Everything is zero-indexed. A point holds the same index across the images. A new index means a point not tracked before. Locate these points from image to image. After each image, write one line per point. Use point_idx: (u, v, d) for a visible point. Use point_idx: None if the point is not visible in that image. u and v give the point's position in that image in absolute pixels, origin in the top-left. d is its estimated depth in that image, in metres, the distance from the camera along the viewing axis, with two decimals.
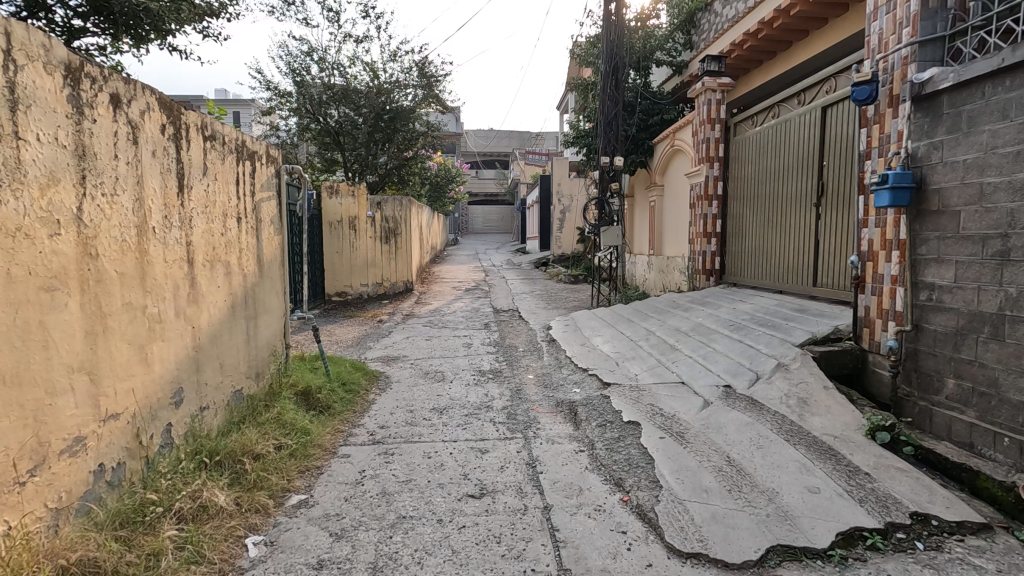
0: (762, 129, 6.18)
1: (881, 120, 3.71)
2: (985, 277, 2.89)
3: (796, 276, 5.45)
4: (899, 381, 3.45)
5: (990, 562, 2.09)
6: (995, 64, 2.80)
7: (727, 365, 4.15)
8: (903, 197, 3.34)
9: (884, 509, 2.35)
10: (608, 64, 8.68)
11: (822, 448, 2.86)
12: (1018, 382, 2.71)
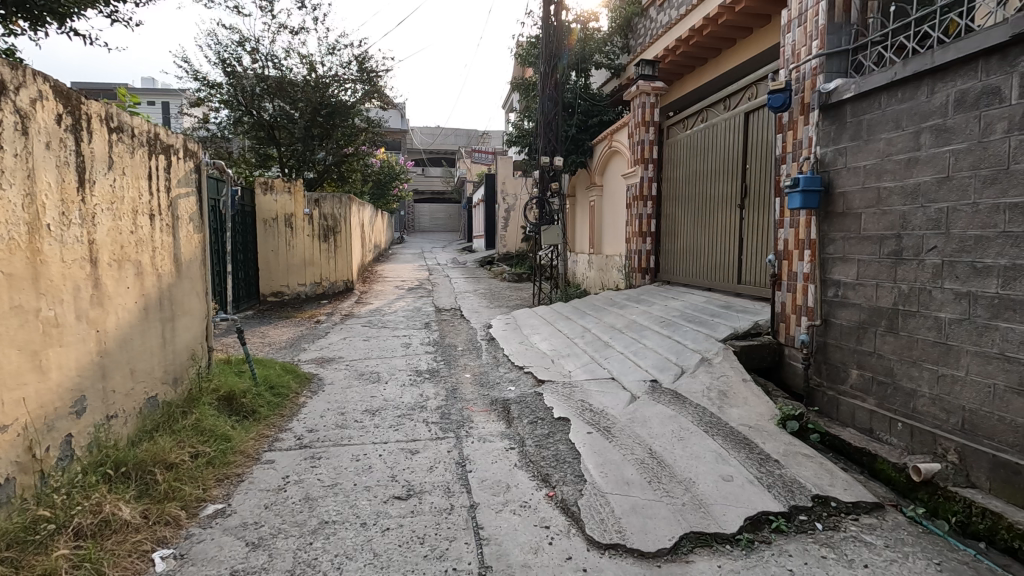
0: (692, 132, 6.42)
1: (794, 127, 3.93)
2: (882, 275, 3.12)
3: (723, 274, 5.71)
4: (810, 372, 3.67)
5: (879, 538, 2.27)
6: (889, 78, 3.04)
7: (655, 360, 4.29)
8: (813, 199, 3.56)
9: (790, 494, 2.49)
10: (547, 65, 8.82)
11: (737, 438, 3.01)
12: (909, 371, 2.95)
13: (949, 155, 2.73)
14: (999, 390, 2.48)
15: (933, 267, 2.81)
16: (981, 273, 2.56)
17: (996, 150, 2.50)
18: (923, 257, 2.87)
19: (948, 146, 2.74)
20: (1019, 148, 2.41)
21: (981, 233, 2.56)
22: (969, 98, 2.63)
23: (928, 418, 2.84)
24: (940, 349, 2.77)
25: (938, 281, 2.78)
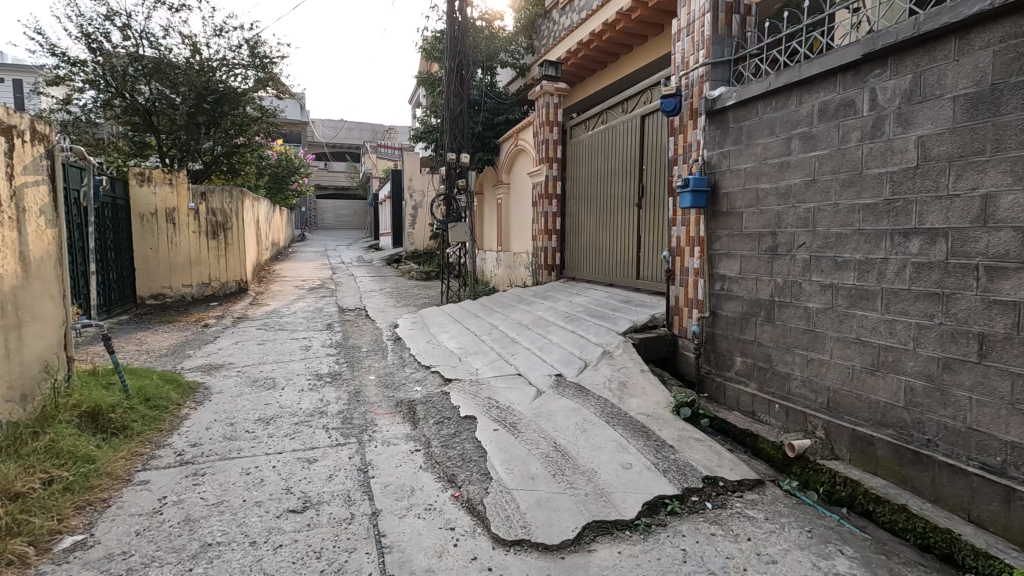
0: (593, 133, 6.62)
1: (684, 130, 4.17)
2: (761, 269, 3.39)
3: (623, 271, 5.96)
4: (701, 361, 3.93)
5: (760, 512, 2.45)
6: (764, 88, 3.30)
7: (560, 355, 4.38)
8: (701, 199, 3.80)
9: (683, 477, 2.63)
10: (452, 61, 8.74)
11: (636, 427, 3.14)
12: (784, 356, 3.23)
13: (815, 160, 3.02)
14: (856, 370, 2.78)
15: (803, 262, 3.09)
16: (842, 267, 2.86)
17: (852, 156, 2.79)
18: (795, 252, 3.15)
19: (814, 152, 3.02)
20: (869, 155, 2.70)
21: (841, 230, 2.85)
22: (830, 108, 2.91)
23: (800, 399, 3.13)
24: (809, 336, 3.06)
25: (807, 274, 3.06)
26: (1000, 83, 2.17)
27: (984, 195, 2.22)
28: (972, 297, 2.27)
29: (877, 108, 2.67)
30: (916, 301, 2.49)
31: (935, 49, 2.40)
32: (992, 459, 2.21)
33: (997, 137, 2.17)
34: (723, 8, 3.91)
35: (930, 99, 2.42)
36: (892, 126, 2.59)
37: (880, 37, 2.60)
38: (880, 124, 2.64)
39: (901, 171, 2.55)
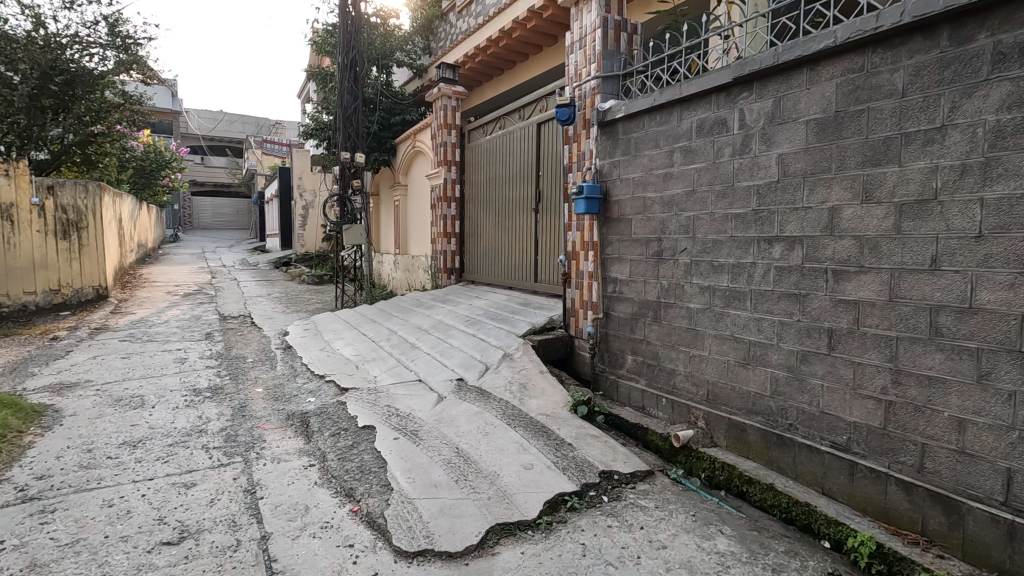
0: (491, 138, 6.69)
1: (578, 139, 4.35)
2: (649, 273, 3.63)
3: (521, 274, 6.08)
4: (596, 360, 4.11)
5: (651, 501, 2.62)
6: (650, 102, 3.53)
7: (461, 359, 4.37)
8: (595, 205, 3.99)
9: (581, 473, 2.74)
10: (345, 56, 8.42)
11: (537, 427, 3.21)
12: (670, 353, 3.47)
13: (694, 172, 3.28)
14: (731, 364, 3.06)
15: (685, 265, 3.35)
16: (717, 270, 3.13)
17: (725, 169, 3.07)
18: (678, 257, 3.40)
19: (693, 165, 3.28)
20: (739, 169, 2.99)
21: (717, 237, 3.13)
22: (706, 125, 3.18)
23: (683, 392, 3.38)
24: (691, 334, 3.32)
25: (688, 277, 3.32)
26: (842, 110, 2.49)
27: (831, 208, 2.54)
28: (823, 297, 2.59)
29: (745, 127, 2.95)
30: (779, 301, 2.79)
31: (791, 77, 2.71)
32: (840, 438, 2.53)
33: (840, 157, 2.50)
34: (612, 25, 4.13)
35: (788, 121, 2.73)
36: (758, 143, 2.89)
37: (747, 64, 2.88)
38: (748, 142, 2.93)
39: (765, 184, 2.85)
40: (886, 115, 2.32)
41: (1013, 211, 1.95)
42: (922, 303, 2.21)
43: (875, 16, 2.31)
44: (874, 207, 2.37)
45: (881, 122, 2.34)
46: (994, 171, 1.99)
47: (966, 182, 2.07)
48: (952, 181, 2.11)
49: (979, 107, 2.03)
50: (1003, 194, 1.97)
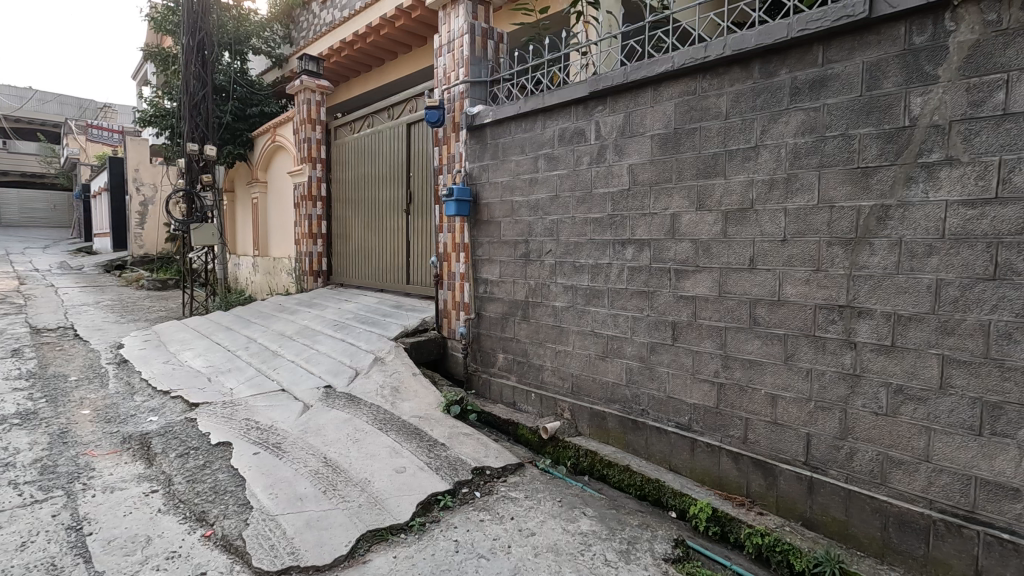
0: (359, 136, 6.48)
1: (447, 142, 4.38)
2: (517, 273, 3.79)
3: (392, 276, 5.96)
4: (469, 359, 4.19)
5: (521, 492, 2.73)
6: (516, 110, 3.68)
7: (329, 365, 4.19)
8: (465, 208, 4.06)
9: (453, 471, 2.77)
10: (190, 38, 7.70)
11: (409, 429, 3.18)
12: (538, 350, 3.66)
13: (556, 178, 3.48)
14: (592, 357, 3.30)
15: (550, 266, 3.55)
16: (579, 270, 3.36)
17: (584, 176, 3.30)
18: (544, 258, 3.59)
19: (555, 171, 3.48)
20: (596, 176, 3.23)
21: (578, 239, 3.35)
22: (567, 134, 3.39)
23: (550, 386, 3.58)
24: (557, 330, 3.52)
25: (553, 277, 3.52)
26: (679, 127, 2.80)
27: (672, 214, 2.85)
28: (667, 294, 2.90)
29: (600, 138, 3.20)
30: (632, 298, 3.07)
31: (638, 95, 2.99)
32: (683, 418, 2.85)
33: (679, 169, 2.81)
34: (479, 32, 4.23)
35: (636, 134, 3.01)
36: (611, 154, 3.15)
37: (601, 79, 3.12)
38: (604, 152, 3.18)
39: (618, 192, 3.12)
40: (714, 133, 2.66)
41: (807, 219, 2.34)
42: (744, 297, 2.57)
43: (704, 46, 2.64)
44: (706, 214, 2.70)
45: (710, 140, 2.67)
46: (793, 186, 2.38)
47: (773, 195, 2.45)
48: (764, 193, 2.48)
49: (782, 132, 2.41)
50: (801, 204, 2.36)
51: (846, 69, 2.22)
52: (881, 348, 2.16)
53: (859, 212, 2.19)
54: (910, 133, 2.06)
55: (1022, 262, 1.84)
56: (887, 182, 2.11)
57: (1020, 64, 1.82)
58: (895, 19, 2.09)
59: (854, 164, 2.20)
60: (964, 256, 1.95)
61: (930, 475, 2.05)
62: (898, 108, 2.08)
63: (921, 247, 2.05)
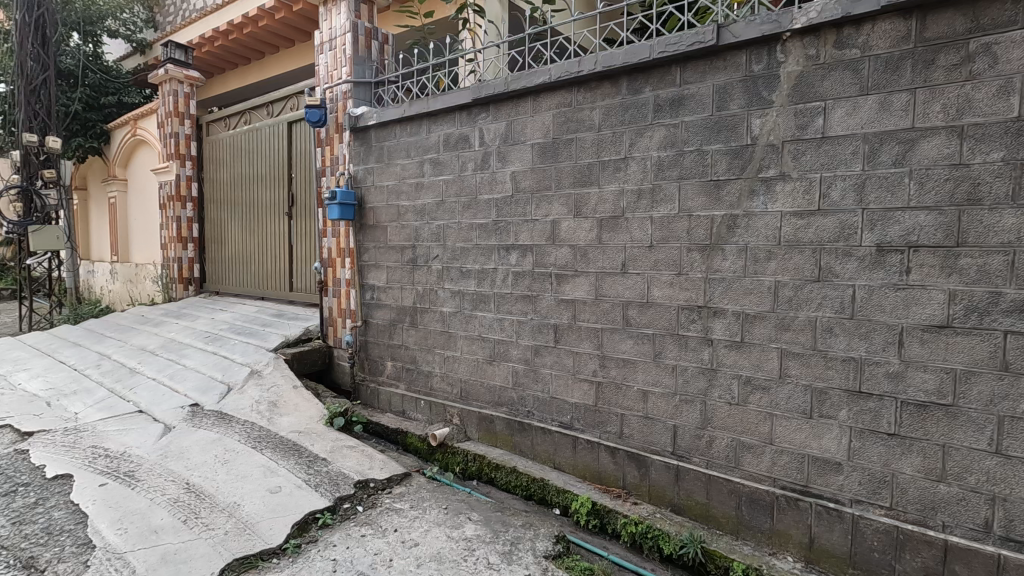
0: (235, 133, 6.03)
1: (331, 143, 4.21)
2: (405, 279, 3.73)
3: (274, 282, 5.61)
4: (355, 369, 4.06)
5: (406, 502, 2.67)
6: (401, 113, 3.63)
7: (196, 381, 3.84)
8: (349, 212, 3.92)
9: (334, 487, 2.65)
10: (27, 14, 6.71)
11: (287, 446, 3.00)
12: (426, 356, 3.63)
13: (442, 183, 3.47)
14: (479, 362, 3.33)
15: (437, 271, 3.53)
16: (465, 276, 3.38)
17: (469, 182, 3.32)
18: (431, 263, 3.57)
19: (441, 176, 3.47)
20: (480, 183, 3.27)
21: (464, 245, 3.37)
22: (452, 140, 3.40)
23: (440, 393, 3.56)
24: (444, 336, 3.51)
25: (441, 283, 3.51)
26: (557, 137, 2.91)
27: (552, 220, 2.95)
28: (549, 297, 3.00)
29: (483, 144, 3.24)
30: (516, 302, 3.14)
31: (518, 104, 3.07)
32: (565, 418, 2.96)
33: (557, 178, 2.92)
34: (363, 32, 4.11)
35: (518, 143, 3.08)
36: (495, 161, 3.20)
37: (483, 87, 3.16)
38: (487, 159, 3.23)
39: (502, 198, 3.17)
40: (588, 144, 2.80)
41: (670, 227, 2.53)
42: (618, 300, 2.72)
43: (578, 61, 2.77)
44: (583, 221, 2.83)
45: (585, 150, 2.81)
46: (658, 196, 2.56)
47: (641, 204, 2.62)
48: (633, 202, 2.65)
49: (647, 145, 2.59)
50: (664, 213, 2.54)
51: (699, 90, 2.43)
52: (732, 344, 2.39)
53: (712, 221, 2.41)
54: (751, 151, 2.30)
55: (839, 266, 2.12)
56: (735, 194, 2.34)
57: (835, 94, 2.10)
58: (736, 48, 2.33)
59: (708, 177, 2.41)
60: (796, 261, 2.21)
61: (774, 455, 2.29)
62: (741, 128, 2.32)
63: (763, 253, 2.29)
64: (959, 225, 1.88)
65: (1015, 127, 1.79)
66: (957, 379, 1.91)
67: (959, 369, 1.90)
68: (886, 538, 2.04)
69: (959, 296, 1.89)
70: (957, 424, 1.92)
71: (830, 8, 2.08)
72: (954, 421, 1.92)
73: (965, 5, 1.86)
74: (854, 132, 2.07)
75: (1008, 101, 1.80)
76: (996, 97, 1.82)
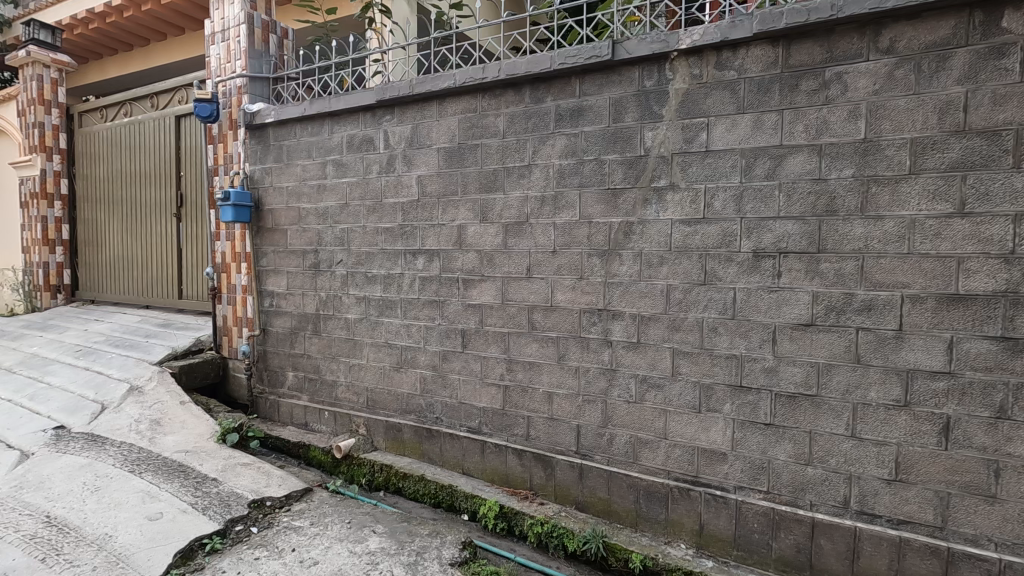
0: (113, 125, 5.48)
1: (224, 140, 3.94)
2: (307, 285, 3.56)
3: (160, 289, 5.15)
4: (253, 381, 3.82)
5: (306, 520, 2.55)
6: (301, 111, 3.47)
7: (63, 401, 3.43)
8: (245, 214, 3.69)
9: (225, 509, 2.47)
10: None
11: (171, 467, 2.76)
12: (330, 365, 3.49)
13: (345, 185, 3.36)
14: (386, 369, 3.25)
15: (341, 277, 3.41)
16: (371, 281, 3.29)
17: (374, 185, 3.24)
18: (334, 269, 3.44)
19: (344, 178, 3.36)
20: (386, 186, 3.20)
21: (369, 249, 3.28)
22: (355, 141, 3.30)
23: (345, 403, 3.44)
24: (350, 343, 3.40)
25: (345, 288, 3.39)
26: (463, 143, 2.92)
27: (459, 225, 2.95)
28: (456, 302, 2.99)
29: (388, 147, 3.18)
30: (423, 307, 3.10)
31: (424, 107, 3.04)
32: (474, 422, 2.96)
33: (463, 183, 2.93)
34: (259, 24, 3.88)
35: (423, 147, 3.05)
36: (400, 164, 3.14)
37: (387, 89, 3.10)
38: (392, 162, 3.16)
39: (408, 202, 3.12)
40: (493, 151, 2.82)
41: (572, 233, 2.61)
42: (523, 304, 2.77)
43: (482, 67, 2.79)
44: (489, 226, 2.85)
45: (490, 156, 2.83)
46: (560, 203, 2.64)
47: (544, 210, 2.68)
48: (537, 209, 2.70)
49: (550, 153, 2.66)
50: (566, 219, 2.62)
51: (596, 102, 2.53)
52: (630, 345, 2.50)
53: (610, 227, 2.52)
54: (645, 161, 2.43)
55: (722, 271, 2.29)
56: (630, 203, 2.47)
57: (716, 112, 2.28)
58: (630, 64, 2.45)
59: (606, 186, 2.52)
60: (685, 266, 2.36)
61: (668, 449, 2.43)
62: (635, 140, 2.45)
63: (656, 258, 2.42)
64: (820, 233, 2.10)
65: (862, 148, 2.02)
66: (820, 371, 2.12)
67: (822, 362, 2.12)
68: (764, 519, 2.22)
69: (821, 297, 2.11)
70: (820, 412, 2.13)
71: (710, 32, 2.25)
72: (819, 409, 2.13)
73: (821, 37, 2.09)
74: (733, 147, 2.25)
75: (857, 124, 2.03)
76: (847, 121, 2.04)
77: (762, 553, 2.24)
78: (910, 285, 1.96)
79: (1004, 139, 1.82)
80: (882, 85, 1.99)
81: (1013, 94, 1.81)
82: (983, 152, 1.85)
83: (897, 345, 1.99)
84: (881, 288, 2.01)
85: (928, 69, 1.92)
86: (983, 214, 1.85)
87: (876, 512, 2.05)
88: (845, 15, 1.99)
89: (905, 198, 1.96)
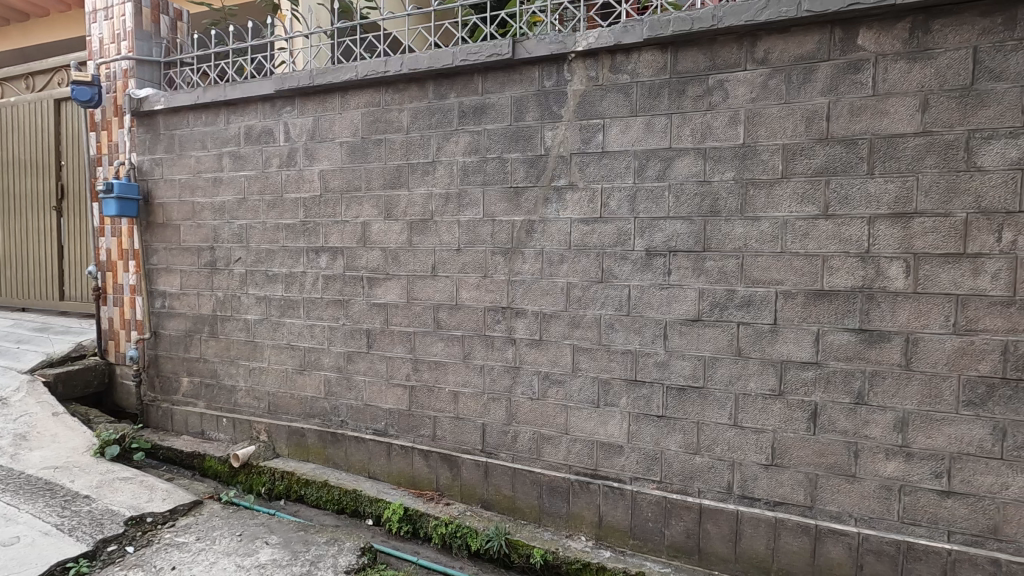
0: None
1: (108, 127, 3.64)
2: (202, 284, 3.34)
3: (37, 290, 4.68)
4: (143, 387, 3.55)
5: (190, 535, 2.38)
6: (193, 99, 3.24)
7: None
8: (131, 208, 3.41)
9: (96, 529, 2.27)
10: None
11: (36, 486, 2.50)
12: (228, 369, 3.29)
13: (243, 178, 3.18)
14: (288, 372, 3.11)
15: (239, 275, 3.23)
16: (271, 280, 3.13)
17: (274, 180, 3.09)
18: (232, 267, 3.25)
19: (242, 171, 3.18)
20: (287, 180, 3.06)
21: (270, 247, 3.12)
22: (254, 133, 3.13)
23: (244, 408, 3.26)
24: (249, 346, 3.22)
25: (244, 287, 3.21)
26: (366, 137, 2.84)
27: (362, 222, 2.87)
28: (361, 301, 2.90)
29: (289, 139, 3.04)
30: (327, 307, 2.99)
31: (326, 99, 2.93)
32: (379, 424, 2.89)
33: (366, 178, 2.84)
34: (148, 4, 3.57)
35: (326, 140, 2.94)
36: (301, 158, 3.01)
37: (286, 79, 2.96)
38: (293, 155, 3.03)
39: (310, 197, 3.00)
40: (397, 146, 2.77)
41: (476, 231, 2.60)
42: (428, 303, 2.73)
43: (385, 61, 2.71)
44: (393, 223, 2.79)
45: (394, 152, 2.77)
46: (464, 201, 2.62)
47: (449, 208, 2.66)
48: (441, 206, 2.67)
49: (454, 150, 2.63)
50: (470, 217, 2.61)
51: (499, 100, 2.53)
52: (532, 342, 2.53)
53: (513, 225, 2.53)
54: (546, 160, 2.46)
55: (618, 269, 2.35)
56: (532, 201, 2.49)
57: (611, 114, 2.34)
58: (530, 64, 2.47)
59: (508, 184, 2.53)
60: (583, 264, 2.41)
61: (569, 444, 2.47)
62: (536, 139, 2.47)
63: (557, 257, 2.46)
64: (706, 233, 2.20)
65: (741, 152, 2.14)
66: (706, 364, 2.23)
67: (707, 356, 2.23)
68: (658, 508, 2.31)
69: (706, 294, 2.21)
70: (707, 403, 2.24)
71: (605, 36, 2.30)
72: (705, 401, 2.24)
73: (705, 46, 2.19)
74: (627, 149, 2.32)
75: (736, 130, 2.15)
76: (728, 126, 2.16)
77: (656, 541, 2.32)
78: (783, 282, 2.10)
79: (859, 147, 1.98)
80: (757, 94, 2.11)
81: (866, 107, 1.97)
82: (843, 159, 2.01)
83: (773, 337, 2.13)
84: (759, 284, 2.14)
85: (796, 80, 2.06)
86: (843, 215, 2.01)
87: (756, 495, 2.18)
88: (724, 26, 2.10)
89: (778, 201, 2.10)
